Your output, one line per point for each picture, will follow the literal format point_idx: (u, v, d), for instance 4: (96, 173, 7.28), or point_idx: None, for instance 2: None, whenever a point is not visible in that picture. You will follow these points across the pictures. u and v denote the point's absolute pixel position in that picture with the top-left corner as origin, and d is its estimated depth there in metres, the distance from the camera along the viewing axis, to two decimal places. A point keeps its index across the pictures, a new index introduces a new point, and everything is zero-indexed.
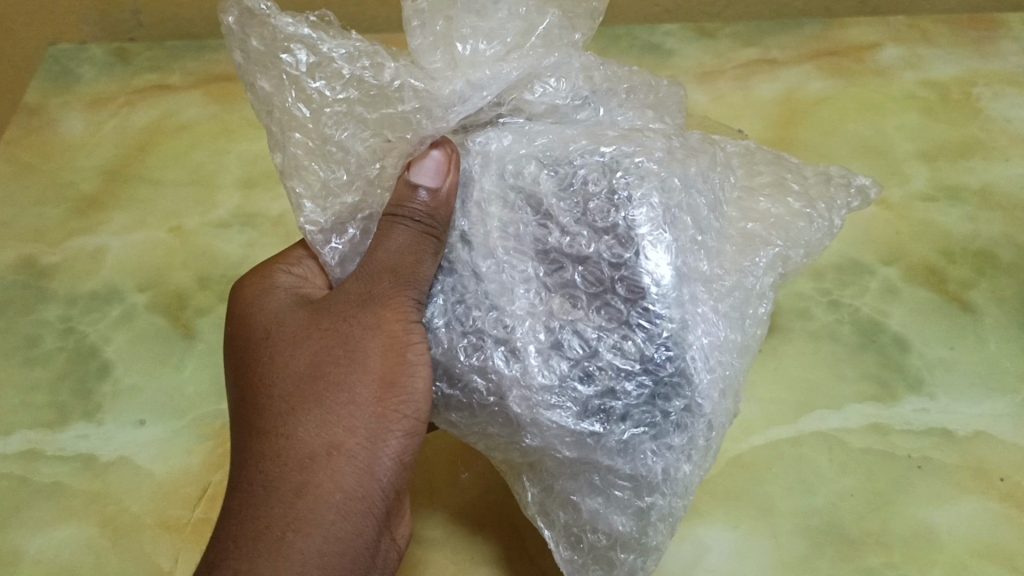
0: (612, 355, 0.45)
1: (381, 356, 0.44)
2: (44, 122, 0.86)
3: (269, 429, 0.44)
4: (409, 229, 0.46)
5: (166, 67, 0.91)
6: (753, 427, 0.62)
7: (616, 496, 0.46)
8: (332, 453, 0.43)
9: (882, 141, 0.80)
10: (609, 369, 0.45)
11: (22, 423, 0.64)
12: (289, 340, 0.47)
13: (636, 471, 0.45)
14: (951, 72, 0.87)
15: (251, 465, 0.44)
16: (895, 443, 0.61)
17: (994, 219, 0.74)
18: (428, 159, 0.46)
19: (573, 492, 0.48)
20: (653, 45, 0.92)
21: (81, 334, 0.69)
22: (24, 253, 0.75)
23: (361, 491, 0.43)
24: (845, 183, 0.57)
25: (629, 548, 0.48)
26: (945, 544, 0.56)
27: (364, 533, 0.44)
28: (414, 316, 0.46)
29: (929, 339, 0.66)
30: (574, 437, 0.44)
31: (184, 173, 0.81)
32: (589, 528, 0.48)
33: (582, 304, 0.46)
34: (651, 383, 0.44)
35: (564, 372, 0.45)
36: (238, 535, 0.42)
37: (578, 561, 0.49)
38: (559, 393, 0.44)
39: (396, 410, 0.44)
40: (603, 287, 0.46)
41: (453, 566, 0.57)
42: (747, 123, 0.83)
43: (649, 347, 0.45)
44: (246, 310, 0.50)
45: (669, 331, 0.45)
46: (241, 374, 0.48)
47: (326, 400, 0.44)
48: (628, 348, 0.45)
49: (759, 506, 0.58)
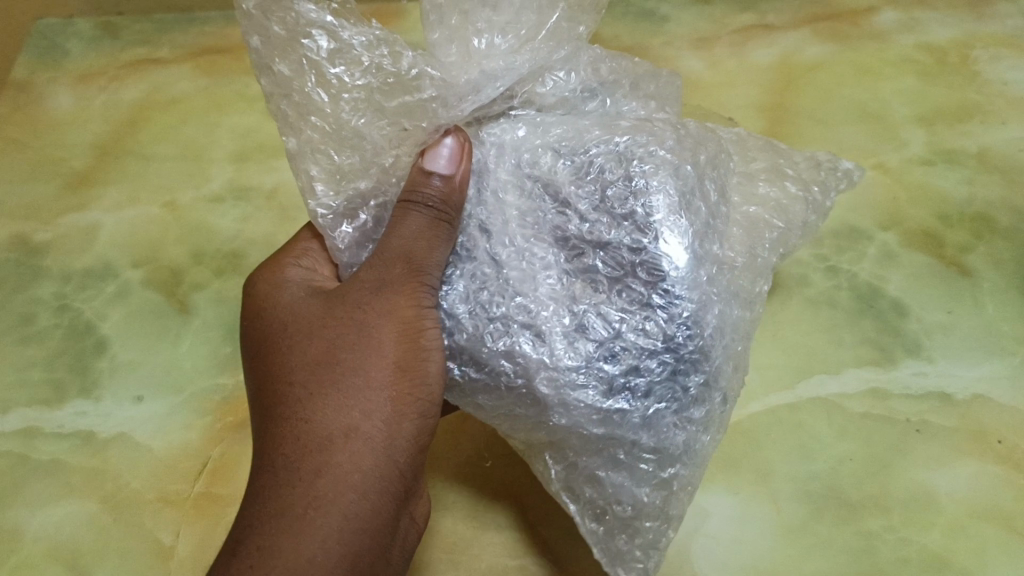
0: (636, 335, 0.45)
1: (395, 340, 0.44)
2: (33, 99, 0.84)
3: (288, 416, 0.44)
4: (423, 215, 0.45)
5: (154, 40, 0.89)
6: (752, 394, 0.62)
7: (640, 470, 0.47)
8: (348, 435, 0.43)
9: (879, 107, 0.80)
10: (632, 349, 0.45)
11: (19, 401, 0.64)
12: (304, 330, 0.46)
13: (660, 445, 0.46)
14: (948, 35, 0.86)
15: (271, 450, 0.44)
16: (893, 406, 0.61)
17: (992, 182, 0.74)
18: (443, 147, 0.46)
19: (597, 468, 0.47)
20: (647, 12, 0.90)
21: (76, 311, 0.69)
22: (18, 231, 0.74)
23: (380, 470, 0.43)
24: (833, 167, 0.59)
25: (655, 519, 0.48)
26: (944, 506, 0.57)
27: (384, 513, 0.43)
28: (427, 300, 0.45)
29: (926, 303, 0.66)
30: (601, 415, 0.45)
31: (176, 148, 0.80)
32: (614, 501, 0.48)
33: (603, 288, 0.46)
34: (673, 361, 0.45)
35: (589, 354, 0.45)
36: (263, 517, 0.42)
37: (603, 534, 0.49)
38: (585, 373, 0.45)
39: (411, 395, 0.44)
40: (624, 271, 0.46)
41: (455, 536, 0.58)
42: (744, 90, 0.82)
43: (671, 326, 0.45)
44: (259, 304, 0.50)
45: (688, 311, 0.46)
46: (258, 367, 0.48)
47: (341, 385, 0.43)
48: (650, 329, 0.45)
49: (758, 472, 0.59)
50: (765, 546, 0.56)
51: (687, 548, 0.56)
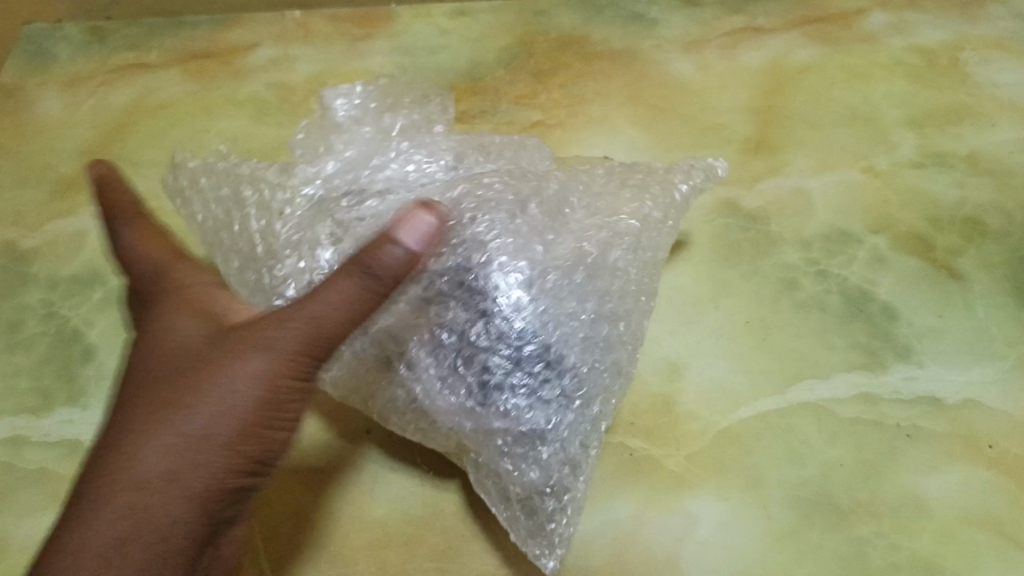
0: (480, 341, 0.55)
1: (252, 398, 0.43)
2: (21, 104, 0.84)
3: (116, 445, 0.43)
4: (359, 285, 0.45)
5: (142, 44, 0.88)
6: (742, 399, 0.62)
7: (529, 454, 0.55)
8: (172, 481, 0.42)
9: (869, 110, 0.80)
10: (464, 357, 0.55)
11: (6, 409, 0.63)
12: (172, 366, 0.45)
13: (532, 429, 0.55)
14: (939, 37, 0.86)
15: (89, 478, 0.42)
16: (884, 411, 0.61)
17: (982, 185, 0.74)
18: (420, 224, 0.46)
19: (490, 458, 0.55)
20: (637, 15, 0.89)
21: (63, 319, 0.68)
22: (5, 237, 0.74)
23: (192, 524, 0.42)
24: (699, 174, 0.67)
25: (553, 494, 0.55)
26: (935, 511, 0.57)
27: (187, 563, 0.42)
28: (298, 373, 0.45)
29: (916, 307, 0.66)
30: (462, 411, 0.55)
31: (163, 154, 0.79)
32: (514, 484, 0.55)
33: (429, 315, 0.55)
34: (518, 357, 0.55)
35: (439, 371, 0.55)
36: (63, 545, 0.40)
37: (512, 515, 0.55)
38: (444, 384, 0.55)
39: (243, 456, 0.43)
40: (437, 296, 0.55)
41: (445, 543, 0.57)
42: (735, 92, 0.81)
43: (486, 334, 0.55)
44: (146, 322, 0.48)
45: (522, 319, 0.55)
46: (122, 388, 0.46)
47: (170, 428, 0.43)
48: (483, 337, 0.55)
49: (748, 477, 0.58)
50: (755, 551, 0.56)
51: (676, 554, 0.56)
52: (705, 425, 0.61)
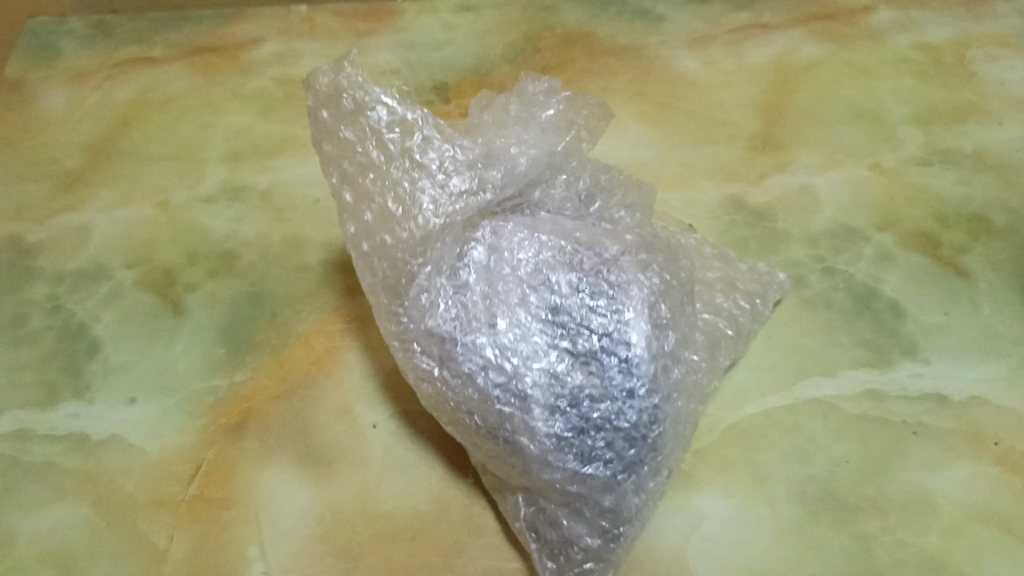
0: (602, 415, 0.53)
1: None
2: (25, 98, 0.84)
3: None
4: None
5: (148, 39, 0.88)
6: (748, 396, 0.62)
7: (596, 523, 0.54)
8: None
9: (876, 107, 0.80)
10: (588, 431, 0.52)
11: (12, 403, 0.63)
12: None
13: (617, 507, 0.54)
14: (944, 34, 0.86)
15: None
16: (890, 408, 0.61)
17: (989, 183, 0.74)
18: None
19: (564, 516, 0.55)
20: (643, 10, 0.89)
21: (68, 313, 0.68)
22: (10, 231, 0.74)
23: None
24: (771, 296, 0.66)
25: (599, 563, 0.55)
26: (941, 508, 0.57)
27: None
28: None
29: (923, 304, 0.66)
30: (569, 476, 0.53)
31: (168, 148, 0.79)
32: (569, 545, 0.55)
33: (562, 375, 0.53)
34: (636, 442, 0.53)
35: (556, 431, 0.52)
36: None
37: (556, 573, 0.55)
38: (557, 447, 0.52)
39: None
40: (578, 361, 0.54)
41: (452, 539, 0.57)
42: (740, 89, 0.81)
43: (614, 411, 0.53)
44: None
45: (653, 404, 0.54)
46: None
47: None
48: (613, 411, 0.53)
49: (755, 474, 0.58)
50: (762, 548, 0.56)
51: (684, 551, 0.56)
52: (711, 421, 0.61)
